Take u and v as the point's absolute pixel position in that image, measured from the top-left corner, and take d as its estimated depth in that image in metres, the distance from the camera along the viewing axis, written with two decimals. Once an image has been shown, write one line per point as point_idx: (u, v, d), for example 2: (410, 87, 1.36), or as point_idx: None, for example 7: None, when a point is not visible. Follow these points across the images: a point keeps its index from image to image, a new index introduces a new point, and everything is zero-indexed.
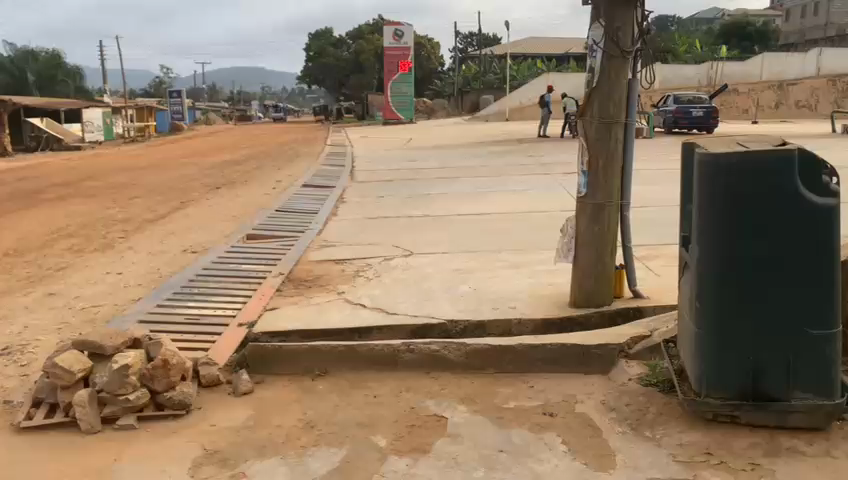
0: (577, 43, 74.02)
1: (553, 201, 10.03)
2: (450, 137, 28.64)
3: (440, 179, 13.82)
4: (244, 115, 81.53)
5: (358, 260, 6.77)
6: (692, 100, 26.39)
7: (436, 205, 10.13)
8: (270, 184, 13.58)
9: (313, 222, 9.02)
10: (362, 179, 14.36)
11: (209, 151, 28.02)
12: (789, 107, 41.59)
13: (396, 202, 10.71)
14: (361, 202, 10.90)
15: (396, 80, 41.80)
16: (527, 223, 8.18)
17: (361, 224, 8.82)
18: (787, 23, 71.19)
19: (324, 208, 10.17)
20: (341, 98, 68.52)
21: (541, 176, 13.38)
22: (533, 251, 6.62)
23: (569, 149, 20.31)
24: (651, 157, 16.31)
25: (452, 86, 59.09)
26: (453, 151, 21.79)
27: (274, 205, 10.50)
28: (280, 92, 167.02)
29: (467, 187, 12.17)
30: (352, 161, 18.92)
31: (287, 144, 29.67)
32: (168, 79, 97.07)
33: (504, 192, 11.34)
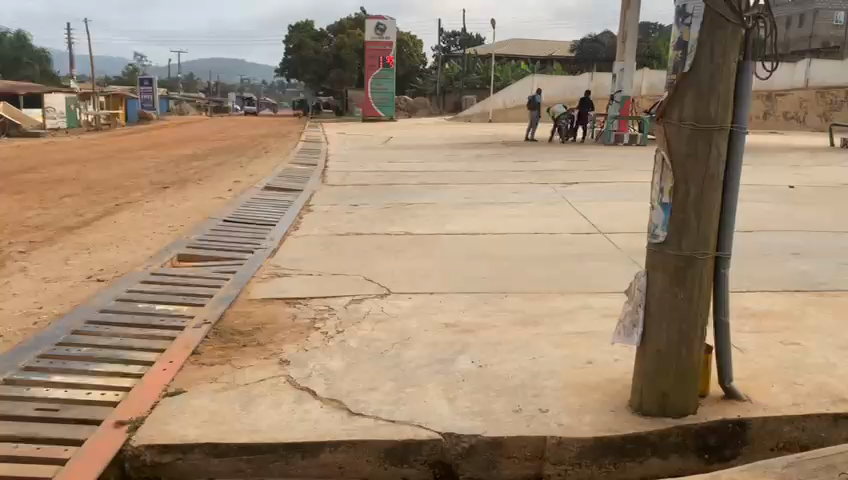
0: (562, 46, 73.26)
1: (558, 218, 8.42)
2: (431, 137, 27.00)
3: (420, 185, 12.18)
4: (220, 108, 79.07)
5: (317, 300, 5.07)
6: None
7: (418, 220, 8.45)
8: (227, 185, 11.80)
9: (266, 239, 7.28)
10: (333, 183, 12.67)
11: (173, 143, 26.11)
12: (777, 118, 41.15)
13: (370, 214, 9.00)
14: (329, 213, 9.18)
15: (377, 76, 39.95)
16: (532, 250, 6.53)
17: (325, 243, 7.11)
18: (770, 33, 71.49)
19: (284, 219, 8.46)
20: (320, 94, 66.64)
21: (537, 185, 11.78)
22: (548, 295, 4.97)
23: (561, 155, 18.85)
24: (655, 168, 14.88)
25: (434, 85, 57.71)
26: (436, 152, 20.17)
27: (225, 213, 8.76)
28: (259, 85, 164.07)
29: (454, 197, 10.54)
30: (325, 160, 17.22)
31: (257, 139, 27.75)
32: (142, 67, 93.97)
33: (497, 205, 9.72)
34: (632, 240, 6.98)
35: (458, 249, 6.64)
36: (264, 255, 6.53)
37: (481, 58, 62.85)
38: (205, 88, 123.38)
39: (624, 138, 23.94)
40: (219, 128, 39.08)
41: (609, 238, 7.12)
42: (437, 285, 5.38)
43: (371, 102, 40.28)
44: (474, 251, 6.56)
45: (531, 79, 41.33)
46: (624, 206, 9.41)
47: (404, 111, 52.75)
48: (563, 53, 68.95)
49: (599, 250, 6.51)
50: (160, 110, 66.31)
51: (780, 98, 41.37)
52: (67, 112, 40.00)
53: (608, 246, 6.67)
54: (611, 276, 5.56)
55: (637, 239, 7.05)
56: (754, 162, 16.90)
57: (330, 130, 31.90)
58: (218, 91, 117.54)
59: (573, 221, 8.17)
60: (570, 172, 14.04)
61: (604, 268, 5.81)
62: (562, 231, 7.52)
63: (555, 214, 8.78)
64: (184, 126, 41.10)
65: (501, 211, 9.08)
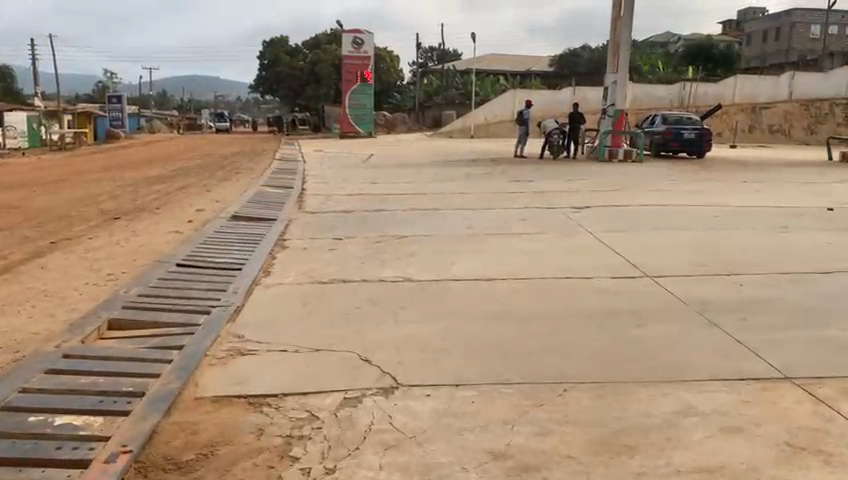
0: (540, 60, 72.89)
1: (584, 253, 6.99)
2: (414, 154, 25.62)
3: (411, 210, 10.72)
4: (193, 126, 77.12)
5: (292, 401, 3.55)
6: (681, 122, 24.41)
7: (417, 259, 6.98)
8: (189, 214, 10.22)
9: (228, 293, 5.75)
10: (312, 208, 11.17)
11: (138, 163, 24.32)
12: (763, 131, 41.41)
13: (359, 251, 7.49)
14: (307, 250, 7.68)
15: (355, 91, 38.48)
16: (571, 305, 5.07)
17: (303, 296, 5.61)
18: (748, 46, 72.12)
19: (253, 261, 6.93)
20: (296, 110, 65.21)
21: (543, 209, 10.40)
22: (621, 387, 3.52)
23: (558, 173, 17.56)
24: (666, 188, 13.62)
25: (413, 100, 56.58)
26: (422, 170, 18.75)
27: (180, 254, 7.20)
28: (234, 101, 161.83)
29: (453, 226, 9.09)
30: (302, 181, 15.73)
31: (229, 158, 26.09)
32: (113, 84, 91.41)
33: (506, 235, 8.28)
34: (689, 287, 5.57)
35: (476, 304, 5.16)
36: (223, 319, 5.00)
37: (461, 72, 61.92)
38: (178, 105, 120.97)
39: (619, 153, 22.74)
40: (189, 146, 37.30)
41: (660, 282, 5.69)
42: (459, 367, 3.90)
43: (349, 118, 38.89)
44: (496, 306, 5.10)
45: (513, 93, 40.22)
46: (657, 235, 8.03)
47: (381, 126, 51.69)
48: (542, 67, 68.32)
49: (654, 304, 5.09)
50: (130, 129, 64.20)
51: (765, 111, 41.40)
52: (29, 131, 37.82)
53: (666, 297, 5.25)
54: (691, 347, 4.13)
55: (697, 284, 5.63)
56: (767, 180, 15.76)
57: (306, 148, 30.42)
58: (191, 108, 115.31)
59: (605, 257, 6.74)
60: (574, 193, 12.69)
61: (677, 334, 4.38)
62: (598, 274, 6.09)
63: (580, 246, 7.36)
64: (153, 145, 39.30)
65: (514, 244, 7.65)
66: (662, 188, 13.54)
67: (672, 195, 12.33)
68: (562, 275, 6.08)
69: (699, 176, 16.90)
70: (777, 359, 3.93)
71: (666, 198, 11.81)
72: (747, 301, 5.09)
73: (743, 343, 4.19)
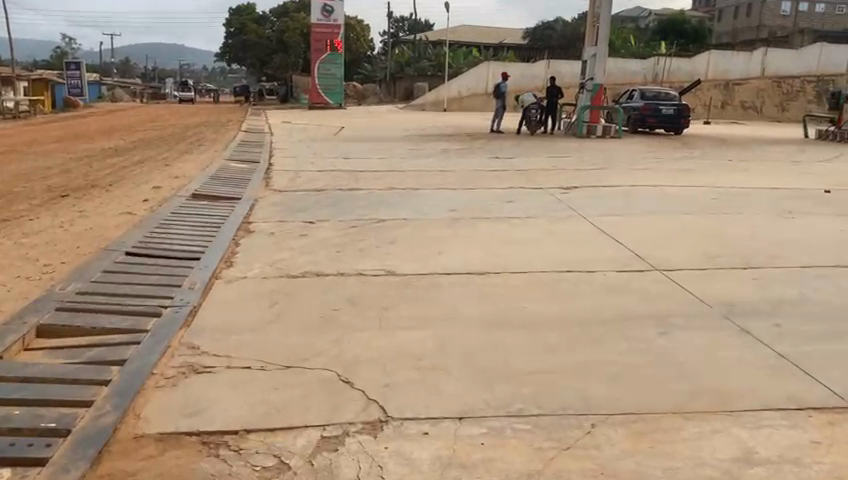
0: (513, 32, 71.88)
1: (582, 242, 6.39)
2: (386, 127, 24.76)
3: (387, 190, 10.00)
4: (157, 96, 74.65)
5: (256, 441, 2.86)
6: (660, 98, 23.91)
7: (399, 247, 6.30)
8: (145, 192, 9.35)
9: (183, 290, 4.98)
10: (280, 186, 10.38)
11: (95, 134, 23.04)
12: (736, 108, 41.29)
13: (333, 237, 6.79)
14: (274, 235, 6.92)
15: (324, 61, 37.15)
16: (579, 308, 4.46)
17: (269, 294, 4.89)
18: (718, 23, 72.08)
19: (212, 250, 6.15)
20: (263, 79, 63.43)
21: (528, 190, 9.78)
22: (658, 421, 2.91)
23: (537, 150, 16.94)
24: (651, 166, 13.09)
25: (384, 71, 55.33)
26: (396, 145, 17.96)
27: (131, 240, 6.37)
28: (200, 71, 157.76)
29: (434, 208, 8.42)
30: (268, 156, 14.85)
31: (191, 129, 24.87)
32: (71, 51, 87.88)
33: (493, 219, 7.63)
34: (706, 284, 5.00)
35: (471, 307, 4.51)
36: (174, 325, 4.25)
37: (433, 43, 60.75)
38: (141, 73, 117.15)
39: (597, 129, 22.17)
40: (150, 116, 35.73)
41: (672, 279, 5.12)
42: (460, 392, 3.25)
43: (318, 88, 37.67)
44: (494, 309, 4.45)
45: (487, 66, 39.38)
46: (655, 221, 7.47)
47: (353, 98, 50.70)
48: (514, 40, 67.36)
49: (671, 306, 4.50)
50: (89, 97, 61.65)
51: (738, 87, 41.27)
52: None
53: (683, 298, 4.66)
54: (729, 363, 3.55)
55: (714, 282, 5.06)
56: (751, 159, 15.37)
57: (273, 119, 29.25)
58: (154, 77, 111.85)
59: (606, 247, 6.15)
60: (558, 172, 12.09)
61: (707, 346, 3.79)
62: (602, 268, 5.49)
63: (576, 234, 6.75)
64: (113, 114, 37.58)
65: (503, 230, 7.02)
66: (647, 167, 13.00)
67: (659, 173, 11.80)
68: (560, 269, 5.46)
69: (681, 154, 16.43)
70: (832, 380, 3.35)
71: (654, 178, 11.28)
72: (774, 303, 4.55)
73: (787, 358, 3.62)
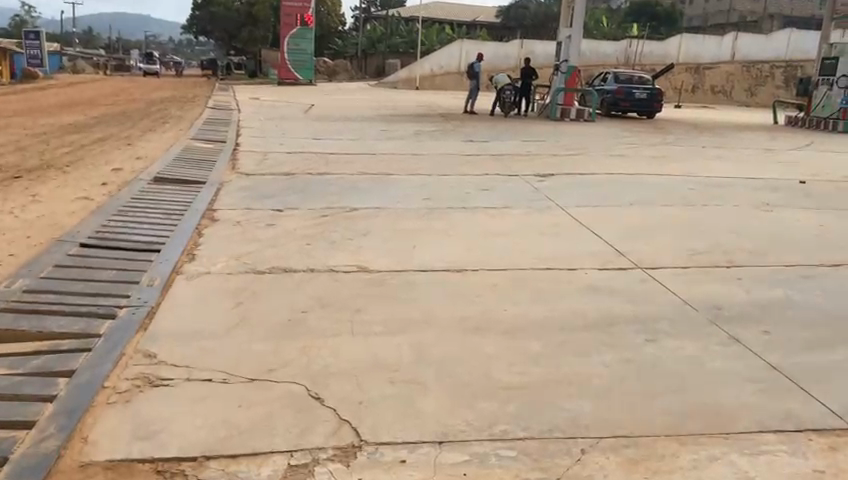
0: (487, 10, 71.38)
1: (562, 235, 6.20)
2: (358, 106, 24.31)
3: (359, 175, 9.70)
4: (122, 68, 72.65)
5: (217, 470, 2.60)
6: (633, 81, 23.84)
7: (371, 240, 6.04)
8: (105, 174, 8.90)
9: (140, 287, 4.66)
10: (247, 169, 10.01)
11: (55, 108, 22.21)
12: (706, 92, 41.56)
13: (303, 227, 6.50)
14: (240, 224, 6.60)
15: (294, 35, 36.34)
16: (561, 311, 4.26)
17: (233, 293, 4.60)
18: (689, 6, 72.44)
19: (173, 242, 5.82)
20: (231, 53, 62.08)
21: (504, 177, 9.57)
22: (652, 448, 2.72)
23: (511, 133, 16.74)
24: (625, 152, 13.01)
25: (355, 48, 54.52)
26: (367, 125, 17.60)
27: (86, 229, 6.00)
28: (167, 43, 154.10)
29: (408, 196, 8.16)
30: (236, 135, 14.41)
31: (156, 104, 24.11)
32: (31, 19, 84.86)
33: (468, 209, 7.41)
34: (690, 285, 4.85)
35: (448, 309, 4.29)
36: (129, 329, 3.95)
37: (405, 20, 59.99)
38: (105, 44, 113.81)
39: (571, 112, 22.04)
40: (113, 89, 34.66)
41: (656, 279, 4.95)
42: (438, 409, 3.02)
43: (288, 64, 36.83)
44: (472, 312, 4.23)
45: (459, 45, 39.08)
46: (634, 213, 7.32)
47: (323, 74, 49.54)
48: (488, 19, 66.86)
49: (656, 310, 4.33)
50: (49, 67, 59.66)
51: (708, 71, 41.54)
52: None
53: (668, 301, 4.50)
54: (721, 376, 3.38)
55: (698, 282, 4.91)
56: (723, 145, 15.39)
57: (242, 95, 28.55)
58: (118, 48, 108.70)
59: (586, 242, 5.97)
60: (532, 158, 11.91)
61: (695, 356, 3.63)
62: (583, 265, 5.31)
63: (555, 227, 6.56)
64: (75, 86, 36.38)
65: (480, 222, 6.80)
66: (622, 153, 12.89)
67: (633, 161, 11.71)
68: (540, 266, 5.26)
69: (654, 139, 16.39)
70: (829, 397, 3.20)
71: (629, 165, 11.15)
72: (761, 307, 4.41)
73: (779, 370, 3.47)
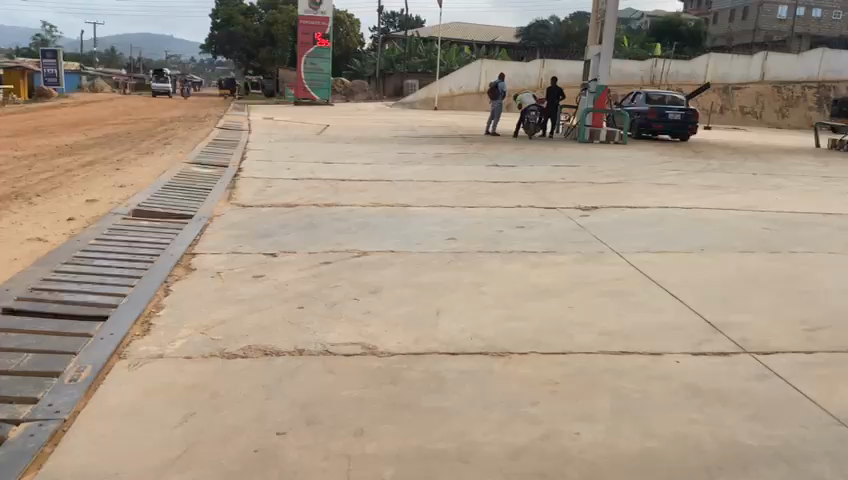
0: (507, 30, 70.56)
1: (629, 297, 4.84)
2: (374, 127, 23.09)
3: (372, 207, 8.39)
4: (140, 86, 72.32)
5: None
6: (666, 101, 22.50)
7: (386, 300, 4.72)
8: (76, 205, 7.65)
9: (59, 383, 3.33)
10: (245, 199, 8.75)
11: (60, 128, 21.23)
12: (735, 113, 39.80)
13: (299, 280, 5.19)
14: (221, 276, 5.29)
15: (311, 55, 35.39)
16: (660, 441, 2.90)
17: (186, 394, 3.26)
18: (713, 25, 71.07)
19: (128, 304, 4.50)
20: (249, 72, 61.52)
21: (540, 210, 8.22)
22: None
23: (540, 156, 15.47)
24: (672, 181, 11.67)
25: (373, 67, 53.70)
26: (383, 148, 16.33)
27: (20, 286, 4.69)
28: (187, 63, 155.50)
29: (430, 235, 6.83)
30: (240, 158, 13.21)
31: (164, 123, 23.12)
32: (51, 37, 85.08)
33: (504, 254, 6.06)
34: (832, 386, 3.48)
35: (493, 428, 2.94)
36: (12, 471, 2.60)
37: (425, 39, 59.20)
38: (126, 63, 114.25)
39: (601, 134, 20.63)
40: (125, 108, 33.78)
41: (779, 376, 3.58)
42: None
43: (304, 84, 35.82)
44: (530, 438, 2.88)
45: (480, 64, 37.86)
46: (709, 263, 5.92)
47: (340, 95, 49.05)
48: (508, 38, 65.92)
49: (802, 438, 2.95)
50: (67, 86, 59.43)
51: (738, 92, 39.98)
52: None
53: (811, 419, 3.13)
54: None
55: (839, 382, 3.53)
56: (775, 171, 14.02)
57: (255, 115, 27.49)
58: (139, 67, 109.50)
59: (664, 309, 4.60)
60: (568, 186, 10.56)
61: None
62: (670, 349, 3.94)
63: (616, 283, 5.20)
64: (88, 105, 35.67)
65: (522, 273, 5.47)
66: (668, 182, 11.49)
67: (684, 191, 10.37)
68: (612, 349, 3.90)
69: (697, 164, 15.04)
70: None
71: (681, 197, 9.76)
72: None
73: None
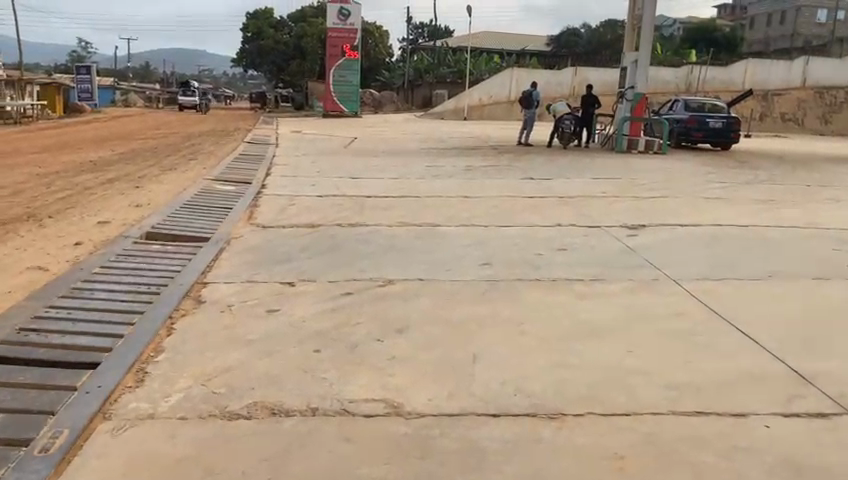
0: (537, 39, 69.90)
1: (694, 340, 4.20)
2: (402, 139, 22.59)
3: (400, 227, 7.83)
4: (173, 101, 73.19)
5: None
6: (706, 108, 21.59)
7: (414, 340, 4.14)
8: (87, 228, 7.23)
9: (28, 455, 2.81)
10: (266, 218, 8.26)
11: (89, 143, 21.14)
12: (775, 120, 38.44)
13: (318, 314, 4.65)
14: (232, 310, 4.76)
15: (340, 67, 35.10)
16: None
17: (176, 472, 2.72)
18: (749, 29, 69.47)
19: (123, 348, 3.98)
20: (280, 85, 61.79)
21: (582, 229, 7.57)
22: None
23: (576, 168, 14.79)
24: (721, 194, 10.90)
25: (402, 78, 53.45)
26: (412, 160, 15.80)
27: (7, 328, 4.21)
28: (220, 77, 157.78)
29: (462, 260, 6.24)
30: (265, 173, 12.78)
31: (192, 138, 22.92)
32: (87, 54, 86.66)
33: (545, 282, 5.45)
34: None
35: None
36: None
37: (454, 49, 58.84)
38: (159, 78, 116.14)
39: (638, 143, 19.84)
40: (156, 122, 33.85)
41: None
42: None
43: (333, 96, 35.58)
44: None
45: (510, 73, 37.22)
46: (781, 292, 5.22)
47: (370, 106, 48.34)
48: (538, 47, 65.26)
49: None
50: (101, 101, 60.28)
51: (777, 98, 38.67)
52: None
53: None
54: None
55: None
56: (830, 182, 13.14)
57: (284, 129, 27.24)
58: (172, 82, 111.17)
59: (738, 354, 3.94)
60: (610, 201, 9.89)
61: None
62: (754, 408, 3.30)
63: (676, 320, 4.55)
64: (119, 120, 35.88)
65: (568, 305, 4.86)
66: (716, 196, 10.76)
67: (736, 206, 9.63)
68: (686, 409, 3.28)
69: (744, 175, 14.22)
70: None
71: (734, 212, 9.05)
72: None
73: None
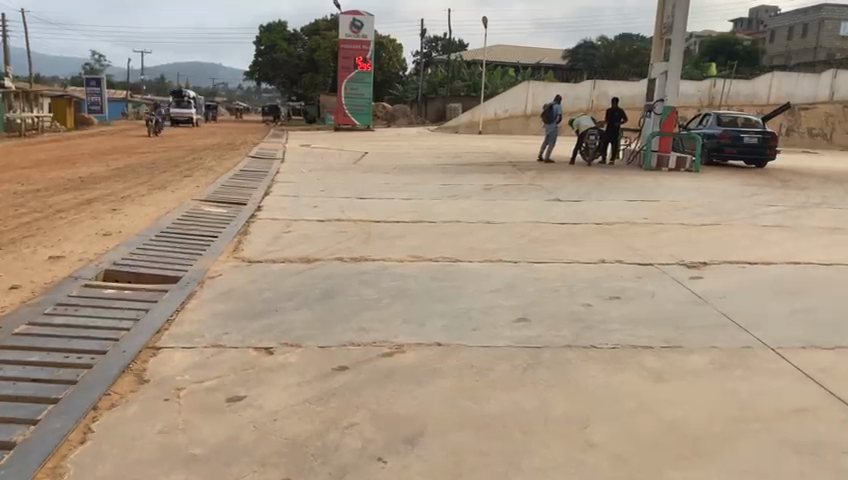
0: (552, 52, 68.89)
1: (842, 465, 2.85)
2: (415, 154, 21.31)
3: (413, 264, 6.52)
4: None
5: None
6: (739, 123, 20.24)
7: (429, 461, 2.83)
8: (33, 265, 5.99)
9: None
10: (254, 250, 7.00)
11: (87, 157, 20.10)
12: (802, 135, 36.50)
13: (297, 407, 3.34)
14: (180, 398, 3.47)
15: (351, 79, 33.93)
16: None
17: None
18: (771, 43, 68.14)
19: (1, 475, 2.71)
20: (292, 98, 61.10)
21: (633, 270, 6.24)
22: None
23: (605, 187, 13.51)
24: (779, 220, 9.55)
25: (416, 91, 52.56)
26: (426, 178, 14.56)
27: None
28: (234, 91, 158.52)
29: (490, 314, 4.92)
30: (264, 193, 11.57)
31: (196, 152, 21.86)
32: (101, 67, 86.62)
33: (604, 353, 4.11)
34: None
35: None
36: None
37: (469, 62, 58.01)
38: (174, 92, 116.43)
39: (669, 160, 18.39)
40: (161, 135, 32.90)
41: None
42: None
43: (345, 109, 34.81)
44: None
45: (526, 87, 36.03)
46: None
47: (382, 119, 47.60)
48: (553, 60, 64.33)
49: None
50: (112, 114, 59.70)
51: (804, 112, 36.70)
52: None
53: None
54: None
55: None
56: None
57: (293, 143, 26.23)
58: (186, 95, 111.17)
59: None
60: (655, 229, 8.58)
61: None
62: None
63: (802, 425, 3.21)
64: (126, 133, 35.01)
65: (643, 393, 3.52)
66: (774, 222, 9.36)
67: (803, 236, 8.26)
68: None
69: (792, 196, 12.88)
70: None
71: (806, 245, 7.66)
72: None
73: None
